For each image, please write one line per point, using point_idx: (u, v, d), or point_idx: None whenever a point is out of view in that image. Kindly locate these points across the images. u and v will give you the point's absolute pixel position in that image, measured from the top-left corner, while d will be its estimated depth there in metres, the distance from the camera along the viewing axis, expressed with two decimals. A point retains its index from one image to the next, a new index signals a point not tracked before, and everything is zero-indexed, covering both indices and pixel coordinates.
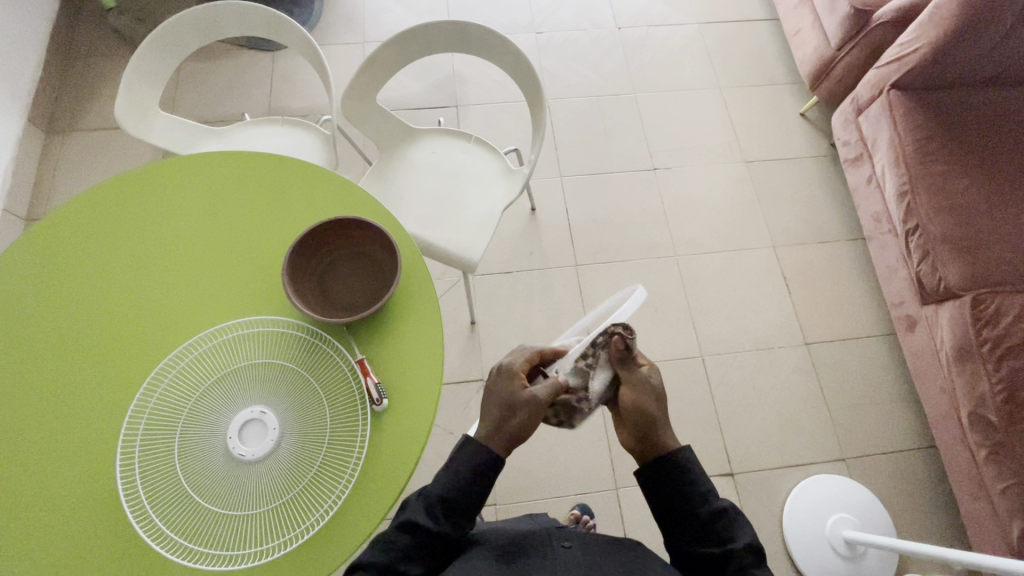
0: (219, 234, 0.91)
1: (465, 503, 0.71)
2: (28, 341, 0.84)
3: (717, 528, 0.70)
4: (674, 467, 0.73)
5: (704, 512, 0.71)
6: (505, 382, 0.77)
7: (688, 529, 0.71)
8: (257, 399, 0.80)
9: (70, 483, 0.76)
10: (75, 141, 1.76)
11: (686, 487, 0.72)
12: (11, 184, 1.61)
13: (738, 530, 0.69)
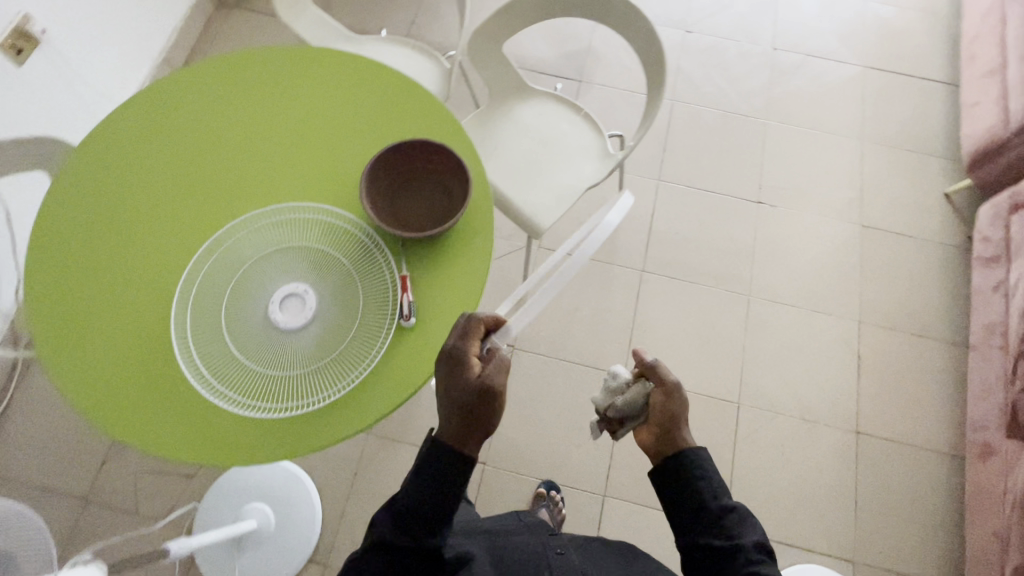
0: (320, 125, 0.97)
1: (429, 513, 0.71)
2: (141, 167, 0.95)
3: (723, 522, 0.70)
4: (686, 462, 0.73)
5: (711, 508, 0.71)
6: (461, 380, 0.71)
7: (693, 524, 0.71)
8: (306, 280, 0.86)
9: (137, 295, 0.86)
10: (236, 18, 1.93)
11: (696, 482, 0.72)
12: (175, 39, 1.80)
13: (745, 528, 0.70)
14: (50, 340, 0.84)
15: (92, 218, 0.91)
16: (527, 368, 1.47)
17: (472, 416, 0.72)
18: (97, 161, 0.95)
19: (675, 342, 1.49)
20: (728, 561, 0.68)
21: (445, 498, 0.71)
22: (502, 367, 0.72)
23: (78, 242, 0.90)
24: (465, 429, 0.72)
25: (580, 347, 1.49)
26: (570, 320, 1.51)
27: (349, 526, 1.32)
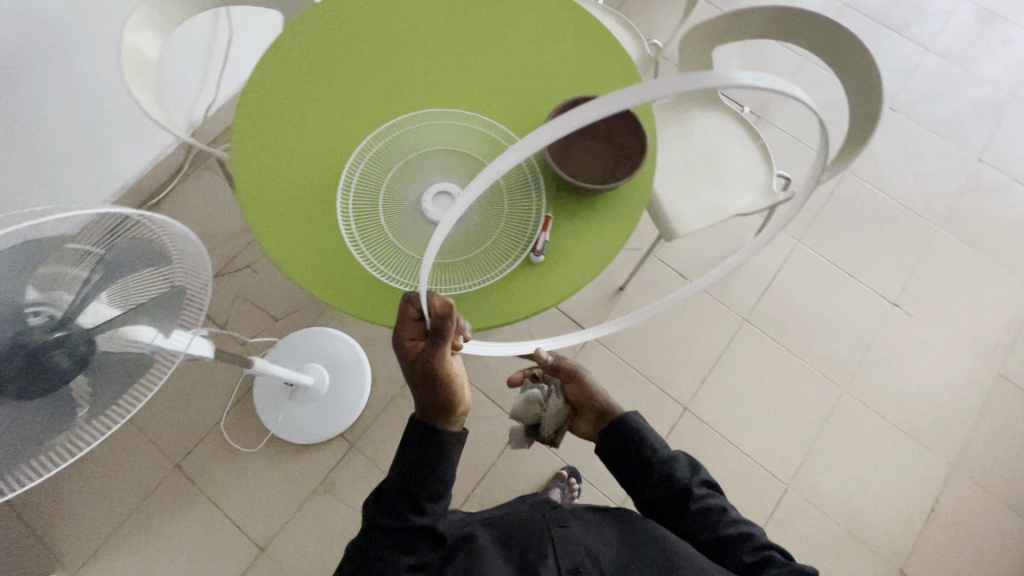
0: (523, 60, 1.03)
1: (415, 487, 0.80)
2: (360, 39, 1.04)
3: (675, 473, 0.91)
4: (633, 432, 0.95)
5: (663, 466, 0.92)
6: (411, 367, 0.77)
7: (652, 482, 0.92)
8: (461, 185, 0.92)
9: (320, 143, 0.96)
10: None
11: (643, 448, 0.93)
12: None
13: (693, 472, 0.93)
14: (239, 149, 0.95)
15: (308, 63, 1.02)
16: (595, 361, 1.47)
17: (429, 389, 0.77)
18: (328, 17, 1.05)
19: (747, 401, 1.44)
20: (689, 501, 0.89)
21: (425, 479, 0.80)
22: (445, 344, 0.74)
23: (289, 78, 1.00)
24: (432, 405, 0.79)
25: (653, 363, 1.47)
26: (653, 336, 1.50)
27: (383, 424, 1.40)
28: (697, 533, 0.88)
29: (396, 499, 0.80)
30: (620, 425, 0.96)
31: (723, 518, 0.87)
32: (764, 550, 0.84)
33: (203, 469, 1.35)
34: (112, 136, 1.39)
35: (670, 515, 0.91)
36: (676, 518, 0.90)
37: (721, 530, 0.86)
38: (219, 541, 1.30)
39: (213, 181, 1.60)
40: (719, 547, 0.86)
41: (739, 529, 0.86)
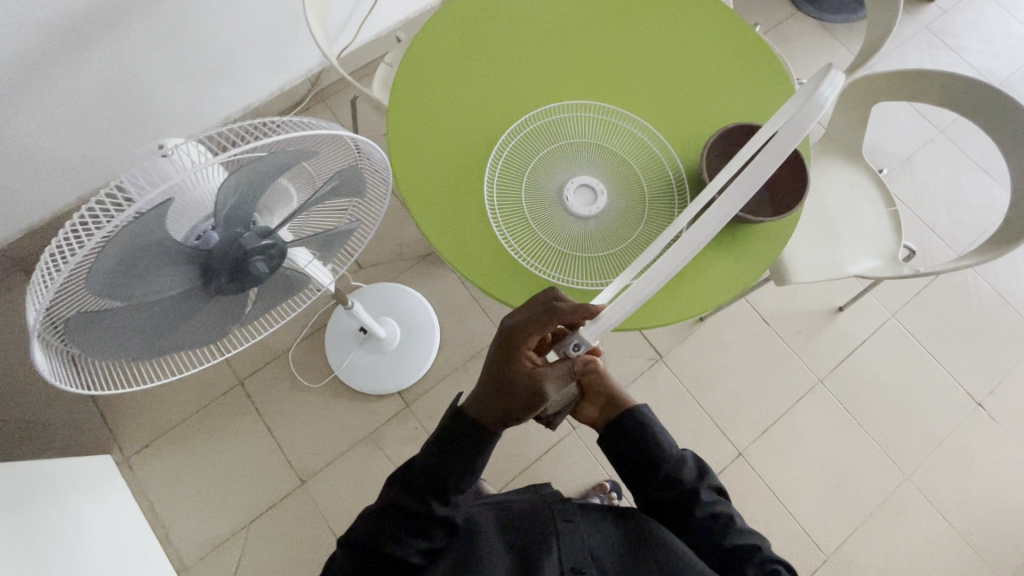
0: (690, 72, 1.01)
1: (439, 473, 0.79)
2: (533, 15, 1.03)
3: (680, 477, 0.84)
4: (639, 429, 0.87)
5: (668, 469, 0.85)
6: (507, 368, 0.74)
7: (655, 484, 0.85)
8: (606, 183, 0.92)
9: (477, 109, 0.96)
10: None
11: (649, 447, 0.86)
12: None
13: (699, 476, 0.86)
14: (398, 95, 0.96)
15: (479, 27, 1.02)
16: (660, 384, 1.45)
17: (505, 399, 0.74)
18: None
19: (804, 463, 1.41)
20: (694, 508, 0.83)
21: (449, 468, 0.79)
22: (559, 377, 0.72)
23: (459, 37, 1.01)
24: (496, 410, 0.76)
25: (717, 401, 1.44)
26: (723, 374, 1.47)
27: (440, 393, 1.41)
28: (702, 541, 0.82)
29: (420, 484, 0.79)
30: (627, 419, 0.87)
31: (731, 527, 0.81)
32: (770, 564, 0.77)
33: (266, 392, 1.39)
34: (255, 57, 1.43)
35: (673, 520, 0.85)
36: (681, 524, 0.84)
37: (727, 541, 0.80)
38: (265, 464, 1.34)
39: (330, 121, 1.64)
40: (724, 555, 0.80)
41: (746, 540, 0.80)
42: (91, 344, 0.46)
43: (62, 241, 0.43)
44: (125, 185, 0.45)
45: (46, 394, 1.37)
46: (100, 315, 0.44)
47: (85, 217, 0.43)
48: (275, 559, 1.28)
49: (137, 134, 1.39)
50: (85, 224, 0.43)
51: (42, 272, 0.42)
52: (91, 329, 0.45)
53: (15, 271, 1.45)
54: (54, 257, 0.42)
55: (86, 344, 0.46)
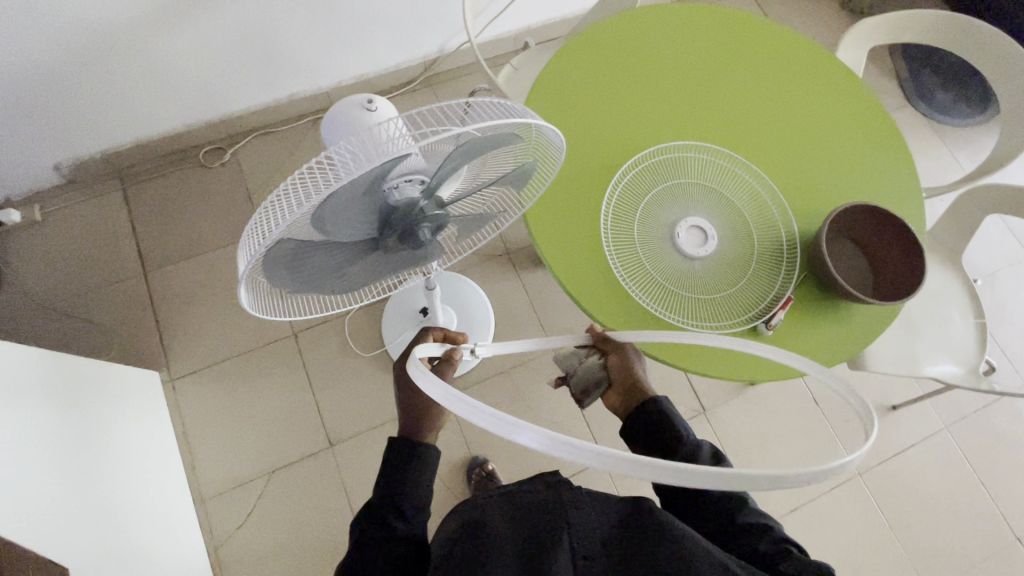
0: (818, 142, 1.02)
1: (400, 491, 0.78)
2: (676, 56, 1.06)
3: (696, 461, 0.78)
4: (655, 413, 0.82)
5: (684, 453, 0.78)
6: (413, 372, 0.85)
7: None
8: (719, 229, 0.93)
9: (606, 132, 0.98)
10: None
11: (664, 431, 0.80)
12: None
13: (712, 459, 0.80)
14: (536, 102, 1.00)
15: (625, 54, 1.05)
16: (698, 438, 1.43)
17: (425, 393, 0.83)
18: (658, 22, 1.09)
19: (826, 553, 1.37)
20: (707, 491, 0.77)
21: (410, 482, 0.79)
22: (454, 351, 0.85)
23: (603, 60, 1.04)
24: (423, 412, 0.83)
25: (750, 468, 1.42)
26: (761, 443, 1.44)
27: (480, 391, 1.42)
28: (712, 523, 0.76)
29: (382, 505, 0.77)
30: (643, 408, 0.82)
31: (744, 509, 0.76)
32: (784, 544, 0.72)
33: (315, 350, 1.41)
34: (384, 31, 1.48)
35: (683, 506, 0.79)
36: (693, 509, 0.78)
37: (738, 519, 0.75)
38: (298, 419, 1.36)
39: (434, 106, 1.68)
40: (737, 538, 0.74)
41: (759, 520, 0.75)
42: (280, 271, 0.49)
43: (280, 192, 0.46)
44: (333, 157, 0.46)
45: (112, 300, 1.42)
46: (293, 248, 0.48)
47: (306, 176, 0.46)
48: (288, 513, 1.29)
49: (258, 78, 1.44)
50: (306, 180, 0.46)
51: (260, 214, 0.46)
52: (283, 261, 0.48)
53: (109, 178, 1.50)
54: (271, 209, 0.45)
55: (273, 274, 0.49)
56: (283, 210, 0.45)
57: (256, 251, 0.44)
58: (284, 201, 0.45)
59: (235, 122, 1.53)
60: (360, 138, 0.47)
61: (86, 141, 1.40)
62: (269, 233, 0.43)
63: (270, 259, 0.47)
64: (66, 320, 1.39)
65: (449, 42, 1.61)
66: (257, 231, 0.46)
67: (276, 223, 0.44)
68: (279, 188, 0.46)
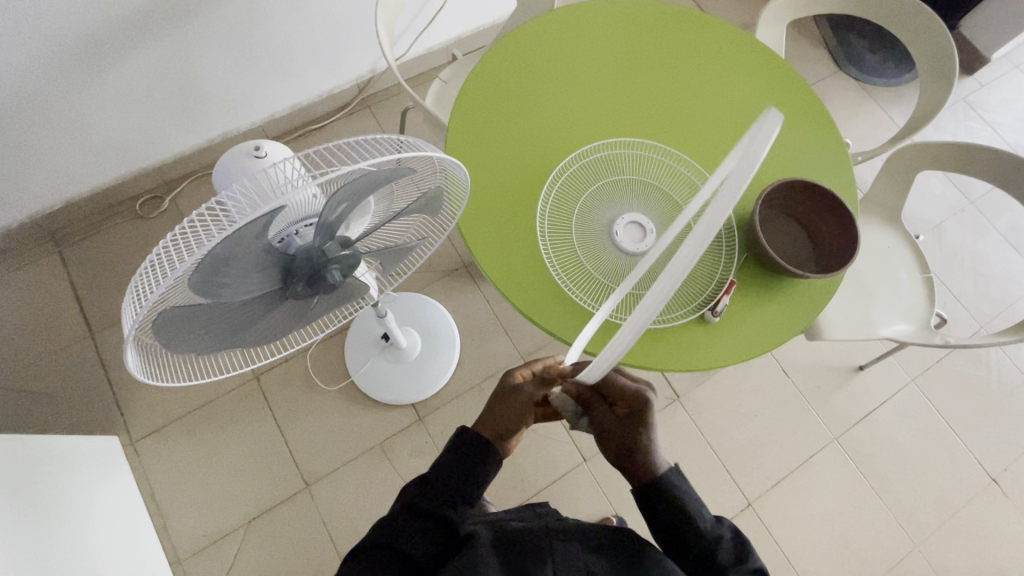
0: (745, 123, 1.03)
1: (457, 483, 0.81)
2: (596, 53, 1.06)
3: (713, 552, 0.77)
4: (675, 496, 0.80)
5: (703, 541, 0.77)
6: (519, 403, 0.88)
7: (684, 547, 0.78)
8: (656, 222, 0.93)
9: (535, 138, 0.98)
10: None
11: (686, 515, 0.79)
12: None
13: (736, 553, 0.77)
14: (458, 114, 0.99)
15: (545, 57, 1.05)
16: (675, 425, 1.43)
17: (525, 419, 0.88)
18: (574, 21, 1.09)
19: (812, 521, 1.39)
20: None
21: (470, 478, 0.82)
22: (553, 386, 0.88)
23: (522, 65, 1.04)
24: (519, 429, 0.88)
25: (731, 449, 1.43)
26: (739, 422, 1.45)
27: (454, 409, 1.40)
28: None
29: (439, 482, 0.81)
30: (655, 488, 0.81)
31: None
32: None
33: (280, 391, 1.38)
34: (310, 58, 1.45)
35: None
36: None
37: None
38: (271, 464, 1.32)
39: (374, 126, 1.65)
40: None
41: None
42: (175, 337, 0.47)
43: (166, 247, 0.44)
44: (223, 204, 0.45)
45: (61, 368, 1.36)
46: (186, 309, 0.45)
47: (195, 229, 0.44)
48: (272, 560, 1.26)
49: (184, 120, 1.40)
50: (194, 234, 0.44)
51: (145, 274, 0.43)
52: (177, 324, 0.46)
53: (43, 242, 1.45)
54: (156, 269, 0.43)
55: (169, 338, 0.47)
56: (166, 268, 0.42)
57: (140, 314, 0.42)
58: (162, 265, 0.43)
59: (168, 169, 1.49)
60: (251, 184, 0.46)
61: (11, 207, 1.35)
62: (150, 299, 0.40)
63: (161, 324, 0.44)
64: (15, 395, 1.33)
65: (380, 61, 1.59)
66: (143, 293, 0.43)
67: (158, 284, 0.42)
68: (164, 242, 0.44)
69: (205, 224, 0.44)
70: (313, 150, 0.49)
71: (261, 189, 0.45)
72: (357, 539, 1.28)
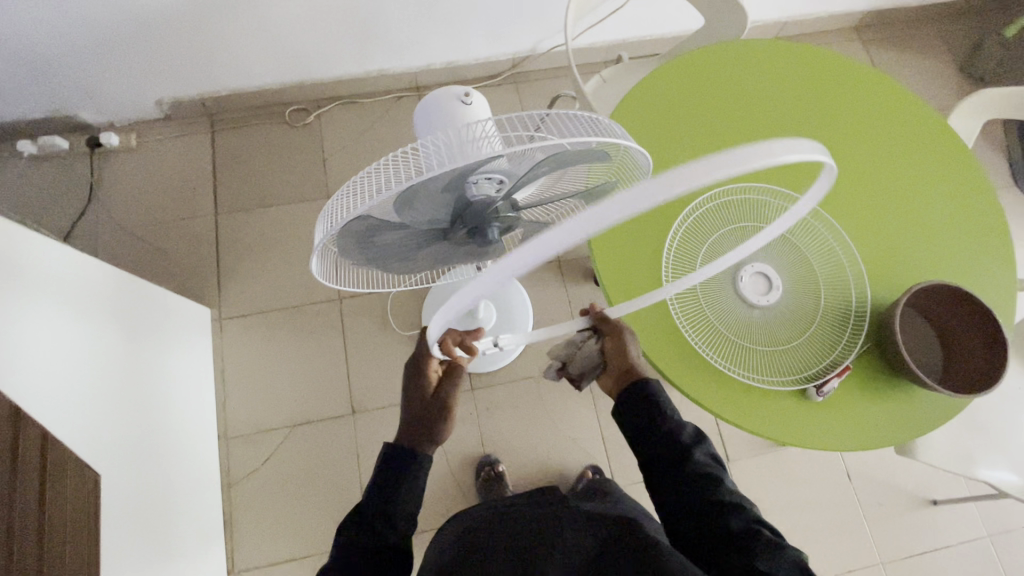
0: (910, 210, 0.96)
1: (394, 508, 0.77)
2: (773, 95, 1.02)
3: (676, 436, 0.76)
4: (637, 395, 0.79)
5: (664, 428, 0.76)
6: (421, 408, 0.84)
7: (649, 441, 0.77)
8: (784, 280, 0.89)
9: (685, 161, 0.96)
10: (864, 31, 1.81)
11: (646, 410, 0.78)
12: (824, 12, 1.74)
13: (694, 439, 0.76)
14: (618, 115, 0.99)
15: (719, 84, 1.02)
16: None
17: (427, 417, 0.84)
18: (760, 59, 1.05)
19: None
20: (684, 464, 0.74)
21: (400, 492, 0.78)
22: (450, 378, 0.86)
23: (695, 88, 1.02)
24: (425, 429, 0.83)
25: None
26: (783, 509, 1.38)
27: (505, 392, 1.42)
28: (687, 495, 0.72)
29: (370, 508, 0.76)
30: (636, 393, 0.78)
31: (718, 488, 0.71)
32: (757, 525, 0.68)
33: (356, 319, 1.45)
34: (481, 25, 1.49)
35: (660, 477, 0.75)
36: (673, 489, 0.73)
37: (712, 499, 0.70)
38: (327, 382, 1.40)
39: (516, 103, 1.68)
40: (707, 515, 0.70)
41: (734, 500, 0.70)
42: (344, 250, 0.52)
43: (363, 179, 0.46)
44: (419, 149, 0.45)
45: (183, 234, 1.50)
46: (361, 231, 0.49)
47: (390, 166, 0.45)
48: (301, 468, 1.34)
49: (354, 49, 1.48)
50: (389, 170, 0.45)
51: (339, 198, 0.46)
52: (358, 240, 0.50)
53: (201, 120, 1.59)
54: (352, 195, 0.46)
55: (340, 249, 0.51)
56: (362, 196, 0.45)
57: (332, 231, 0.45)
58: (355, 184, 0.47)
59: (323, 87, 1.59)
60: (450, 134, 0.45)
61: (188, 83, 1.48)
62: (339, 219, 0.45)
63: (338, 238, 0.49)
64: (140, 245, 1.48)
65: (542, 42, 1.61)
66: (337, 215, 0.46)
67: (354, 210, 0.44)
68: (362, 174, 0.46)
69: (399, 165, 0.45)
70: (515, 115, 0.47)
71: (461, 144, 0.45)
72: None
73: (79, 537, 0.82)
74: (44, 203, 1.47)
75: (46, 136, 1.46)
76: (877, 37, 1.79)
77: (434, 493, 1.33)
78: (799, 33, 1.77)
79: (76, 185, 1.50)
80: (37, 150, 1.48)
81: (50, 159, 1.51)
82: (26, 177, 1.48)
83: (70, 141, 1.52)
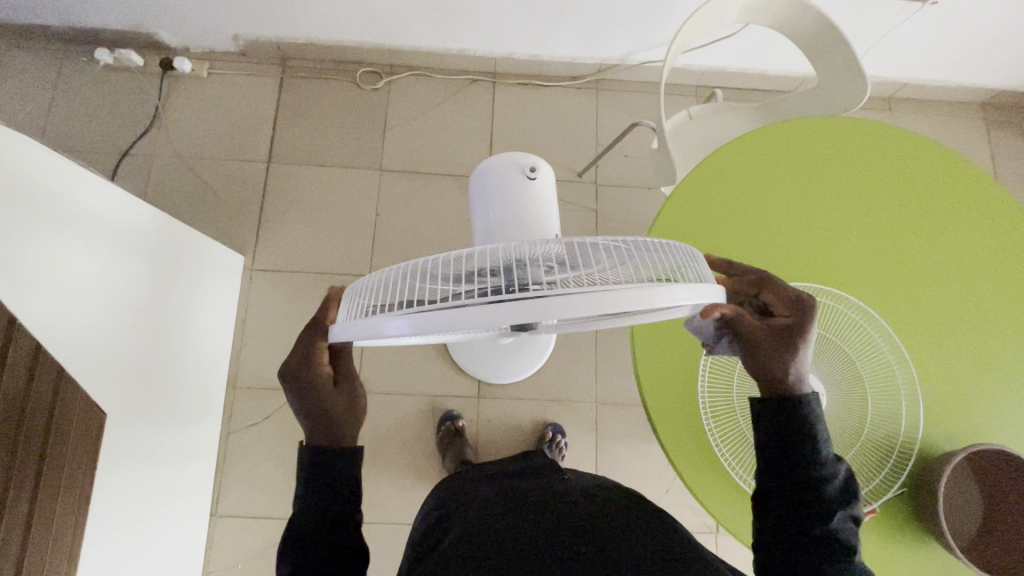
0: (995, 353, 0.86)
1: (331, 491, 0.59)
2: (872, 189, 0.92)
3: (822, 486, 0.54)
4: (788, 408, 0.57)
5: (811, 471, 0.55)
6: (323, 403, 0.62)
7: (785, 474, 0.56)
8: (831, 397, 0.82)
9: (755, 242, 0.88)
10: (995, 115, 1.61)
11: (795, 425, 0.56)
12: (953, 87, 1.56)
13: (841, 494, 0.55)
14: (696, 175, 0.91)
15: (812, 164, 0.93)
16: None
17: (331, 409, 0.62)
18: (869, 143, 0.94)
19: None
20: (816, 524, 0.54)
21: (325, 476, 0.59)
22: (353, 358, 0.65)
23: (788, 159, 0.93)
24: (334, 422, 0.62)
25: None
26: None
27: (510, 406, 1.40)
28: (798, 559, 0.53)
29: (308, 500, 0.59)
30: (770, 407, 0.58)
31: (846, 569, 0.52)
32: None
33: None
34: (574, 26, 1.39)
35: (775, 527, 0.56)
36: (784, 534, 0.55)
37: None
38: None
39: (590, 113, 1.60)
40: None
41: None
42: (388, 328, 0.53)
43: (407, 268, 0.48)
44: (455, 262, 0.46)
45: (234, 175, 1.50)
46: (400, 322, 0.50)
47: (436, 266, 0.46)
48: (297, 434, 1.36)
49: (438, 26, 1.41)
50: (437, 268, 0.46)
51: (380, 294, 0.48)
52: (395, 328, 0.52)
53: (273, 63, 1.57)
54: (397, 286, 0.48)
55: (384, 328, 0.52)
56: (408, 292, 0.47)
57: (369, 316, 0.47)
58: (396, 285, 0.48)
59: (399, 54, 1.54)
60: (506, 250, 0.46)
61: (268, 27, 1.44)
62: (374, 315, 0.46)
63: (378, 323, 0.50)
64: (191, 177, 1.49)
65: (635, 54, 1.50)
66: (378, 299, 0.48)
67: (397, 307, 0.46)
68: (407, 263, 0.48)
69: (447, 266, 0.46)
70: (579, 241, 0.45)
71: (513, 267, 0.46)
72: (370, 460, 1.34)
73: (69, 501, 0.81)
74: (109, 117, 1.49)
75: (122, 50, 1.47)
76: (1003, 119, 1.61)
77: (418, 490, 1.34)
78: (917, 98, 1.61)
79: (143, 105, 1.51)
80: (113, 61, 1.49)
81: (123, 74, 1.52)
82: (98, 87, 1.50)
83: (144, 59, 1.52)
